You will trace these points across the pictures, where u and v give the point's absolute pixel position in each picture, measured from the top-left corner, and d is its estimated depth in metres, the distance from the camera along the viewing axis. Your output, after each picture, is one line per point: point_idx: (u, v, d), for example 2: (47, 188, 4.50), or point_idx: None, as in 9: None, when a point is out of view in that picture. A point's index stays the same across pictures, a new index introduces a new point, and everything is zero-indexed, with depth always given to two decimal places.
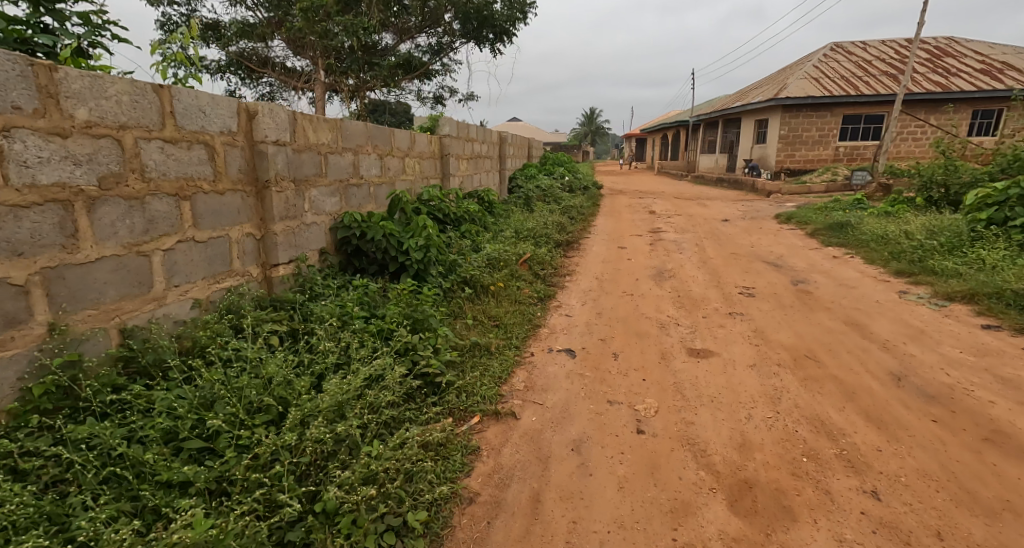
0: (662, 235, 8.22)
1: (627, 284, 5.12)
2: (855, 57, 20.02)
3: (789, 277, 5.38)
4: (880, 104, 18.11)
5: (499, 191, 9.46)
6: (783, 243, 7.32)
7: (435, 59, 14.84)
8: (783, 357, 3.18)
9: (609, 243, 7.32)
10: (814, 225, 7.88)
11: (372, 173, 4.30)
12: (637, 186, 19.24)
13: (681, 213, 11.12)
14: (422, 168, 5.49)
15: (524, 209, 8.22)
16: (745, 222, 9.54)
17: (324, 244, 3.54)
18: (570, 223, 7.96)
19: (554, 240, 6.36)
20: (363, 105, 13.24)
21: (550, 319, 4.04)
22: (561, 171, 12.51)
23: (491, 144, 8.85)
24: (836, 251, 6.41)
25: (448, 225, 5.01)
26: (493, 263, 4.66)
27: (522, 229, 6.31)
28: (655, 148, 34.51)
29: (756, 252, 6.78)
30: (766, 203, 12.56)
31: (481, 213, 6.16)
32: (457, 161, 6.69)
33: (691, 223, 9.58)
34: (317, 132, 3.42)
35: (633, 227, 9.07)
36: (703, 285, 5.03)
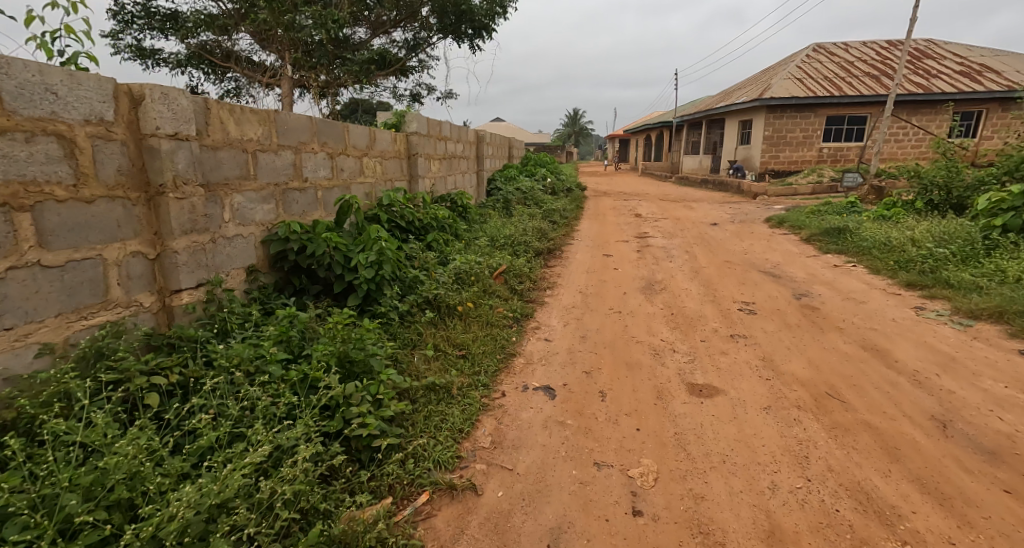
0: (649, 241, 7.73)
1: (614, 299, 4.58)
2: (839, 58, 19.87)
3: (790, 289, 4.90)
4: (863, 105, 17.95)
5: (476, 193, 8.89)
6: (777, 249, 6.87)
7: (411, 54, 14.22)
8: (801, 396, 2.67)
9: (593, 251, 6.79)
10: (809, 229, 7.46)
11: (319, 175, 3.72)
12: (621, 188, 18.83)
13: (667, 216, 10.66)
14: (384, 169, 4.93)
15: (503, 214, 7.66)
16: (735, 226, 9.09)
17: (253, 260, 2.95)
18: (551, 228, 7.41)
19: (534, 248, 5.81)
20: (333, 102, 12.59)
21: (526, 345, 3.49)
22: (543, 172, 11.97)
23: (467, 143, 8.29)
24: (836, 259, 5.97)
25: (411, 233, 4.45)
26: (463, 278, 4.10)
27: (498, 236, 5.74)
28: (639, 149, 34.23)
29: (750, 259, 6.32)
30: (754, 205, 12.17)
31: (453, 218, 5.59)
32: (428, 161, 6.11)
33: (679, 227, 9.11)
34: (241, 125, 2.82)
35: (618, 232, 8.57)
36: (698, 300, 4.52)
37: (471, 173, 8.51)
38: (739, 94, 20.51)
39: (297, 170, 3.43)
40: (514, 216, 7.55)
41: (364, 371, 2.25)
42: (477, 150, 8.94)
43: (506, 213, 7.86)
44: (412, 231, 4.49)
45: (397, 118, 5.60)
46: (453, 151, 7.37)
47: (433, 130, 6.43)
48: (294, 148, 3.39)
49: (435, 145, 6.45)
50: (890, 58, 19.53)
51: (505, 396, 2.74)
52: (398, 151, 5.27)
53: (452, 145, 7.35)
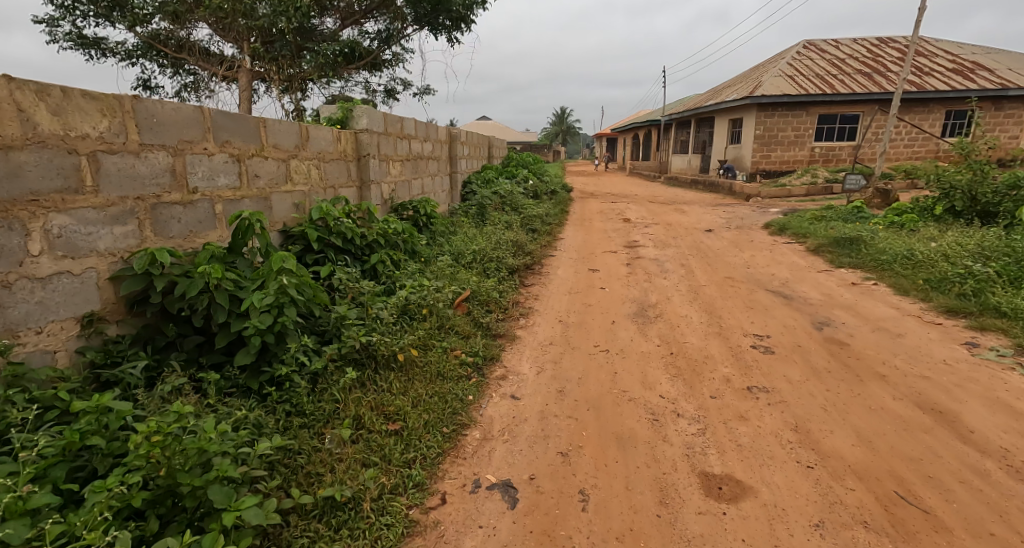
0: (640, 252, 6.97)
1: (600, 334, 3.79)
2: (830, 55, 19.31)
3: (807, 316, 4.14)
4: (855, 104, 17.38)
5: (449, 199, 8.06)
6: (782, 263, 6.12)
7: (384, 47, 13.34)
8: (864, 501, 1.89)
9: (577, 266, 6.01)
10: (815, 238, 6.72)
11: (217, 184, 2.88)
12: (608, 189, 18.13)
13: (659, 221, 9.91)
14: (321, 174, 4.10)
15: (477, 223, 6.86)
16: (732, 234, 8.34)
17: (97, 306, 2.12)
18: (531, 239, 6.61)
19: (508, 265, 5.00)
20: (298, 98, 11.71)
21: (486, 407, 2.70)
22: (525, 173, 11.17)
23: (437, 142, 7.45)
24: (851, 275, 5.23)
25: (350, 254, 3.63)
26: (411, 313, 3.33)
27: (465, 252, 4.93)
28: (626, 149, 33.59)
29: (755, 276, 5.55)
30: (749, 209, 11.44)
31: (411, 231, 4.78)
32: (382, 163, 5.27)
33: (672, 235, 8.35)
34: (63, 117, 2.00)
35: (605, 241, 7.80)
36: (701, 334, 3.73)
37: (442, 176, 7.69)
38: (728, 92, 19.92)
39: (178, 179, 2.59)
40: (489, 225, 6.74)
41: (204, 504, 1.43)
42: (449, 149, 8.11)
43: (479, 221, 7.05)
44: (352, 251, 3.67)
45: (343, 112, 4.72)
46: (417, 150, 6.53)
47: (391, 127, 5.59)
48: (172, 149, 2.54)
49: (392, 144, 5.60)
50: (882, 55, 18.99)
51: (445, 504, 1.97)
52: (341, 152, 4.42)
53: (416, 144, 6.49)
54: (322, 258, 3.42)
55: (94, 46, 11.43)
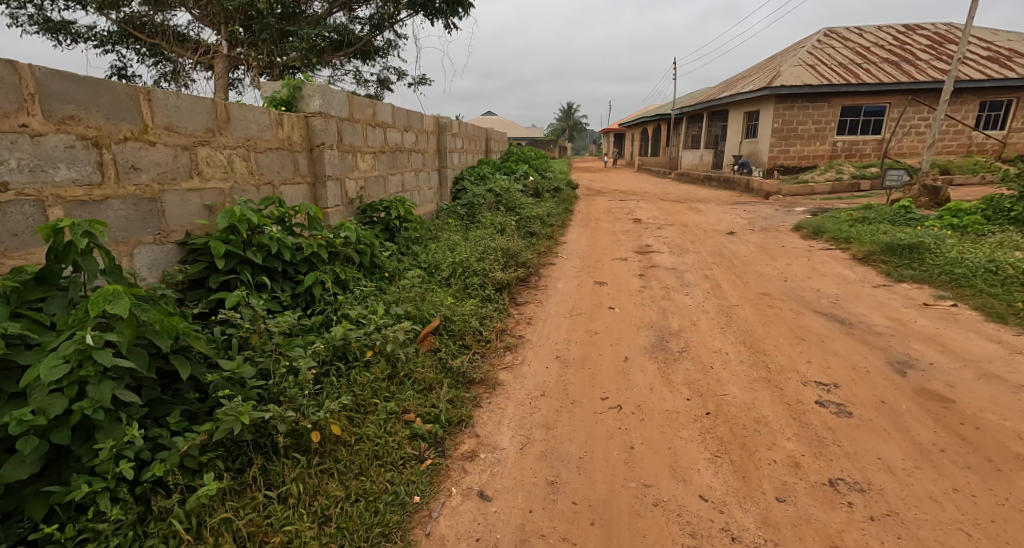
0: (655, 259, 6.06)
1: (608, 381, 2.89)
2: (852, 43, 18.21)
3: (879, 351, 3.20)
4: (882, 95, 16.28)
5: (436, 197, 7.18)
6: (825, 274, 5.18)
7: (376, 33, 12.42)
8: None
9: (580, 280, 5.10)
10: (861, 244, 5.78)
11: (59, 175, 2.03)
12: (617, 186, 17.18)
13: (672, 221, 8.98)
14: (252, 165, 3.20)
15: (464, 226, 5.96)
16: (758, 237, 7.40)
17: None
18: (526, 246, 5.69)
19: (494, 280, 4.11)
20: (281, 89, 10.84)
21: (437, 518, 1.81)
22: (526, 169, 10.26)
23: (420, 132, 6.55)
24: (918, 292, 4.29)
25: (276, 274, 2.73)
26: (350, 357, 2.44)
27: (442, 265, 4.04)
28: (635, 144, 32.55)
29: (796, 292, 4.61)
30: (771, 208, 10.46)
31: (374, 240, 3.89)
32: (343, 155, 4.37)
33: (689, 239, 7.41)
34: None
35: (615, 245, 6.87)
36: (745, 381, 2.81)
37: (426, 172, 6.79)
38: (743, 84, 18.87)
39: None
40: (479, 229, 5.84)
41: None
42: (436, 142, 7.24)
43: (466, 224, 6.17)
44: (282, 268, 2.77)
45: (289, 90, 3.80)
46: (394, 142, 5.65)
47: (356, 113, 4.69)
48: None
49: (358, 133, 4.71)
50: (908, 43, 17.87)
51: None
52: (282, 140, 3.51)
53: (392, 133, 5.59)
54: (232, 280, 2.52)
55: (62, 30, 10.56)
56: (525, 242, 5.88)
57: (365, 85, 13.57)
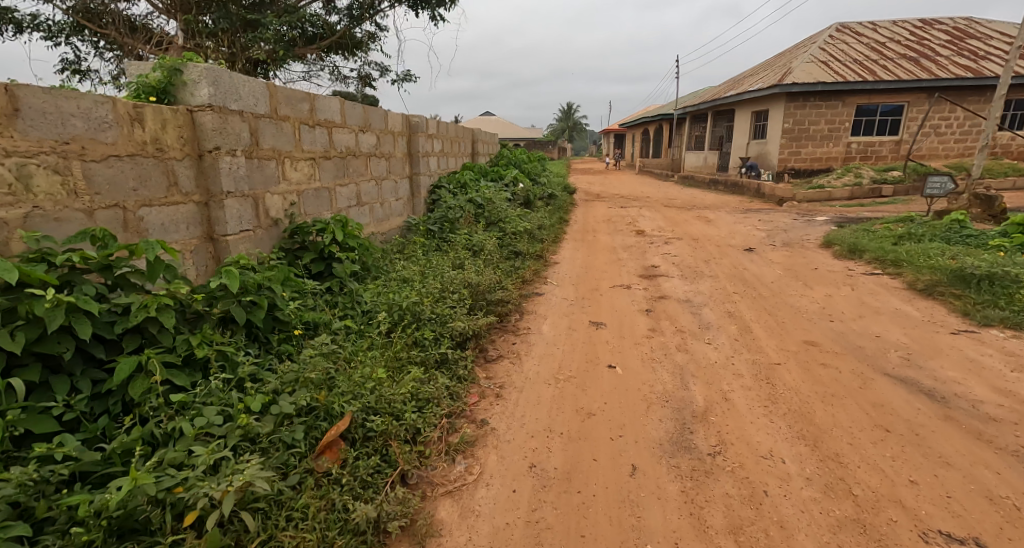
0: (664, 288, 5.02)
1: (608, 524, 1.87)
2: (867, 39, 17.18)
3: (1011, 458, 2.18)
4: (900, 93, 15.24)
5: (404, 209, 6.17)
6: (878, 311, 4.15)
7: (355, 25, 11.39)
8: None
9: (570, 320, 4.07)
10: (916, 270, 4.74)
11: None
12: (617, 190, 16.18)
13: (681, 234, 7.96)
14: (75, 178, 2.17)
15: (429, 248, 4.95)
16: (782, 257, 6.36)
17: None
18: (503, 274, 4.67)
19: (451, 331, 3.10)
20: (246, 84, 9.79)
21: None
22: (517, 174, 9.23)
23: (381, 133, 5.50)
24: (1018, 346, 3.25)
25: (66, 367, 1.68)
26: (158, 529, 1.43)
27: (383, 315, 3.03)
28: (635, 145, 31.55)
29: (850, 340, 3.57)
30: (789, 218, 9.44)
31: (287, 278, 2.86)
32: (256, 162, 3.31)
33: (702, 259, 6.38)
34: None
35: (617, 267, 5.84)
36: (825, 530, 1.81)
37: (389, 180, 5.75)
38: (751, 82, 17.84)
39: None
40: (443, 253, 4.84)
41: None
42: (403, 144, 6.21)
43: (431, 244, 5.17)
44: (83, 347, 1.73)
45: (165, 73, 2.71)
46: (343, 145, 4.62)
47: (280, 108, 3.62)
48: None
49: (284, 134, 3.66)
50: (927, 38, 16.84)
51: None
52: (143, 143, 2.46)
53: (339, 134, 4.53)
54: None
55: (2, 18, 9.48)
56: (500, 267, 4.88)
57: (345, 82, 12.52)
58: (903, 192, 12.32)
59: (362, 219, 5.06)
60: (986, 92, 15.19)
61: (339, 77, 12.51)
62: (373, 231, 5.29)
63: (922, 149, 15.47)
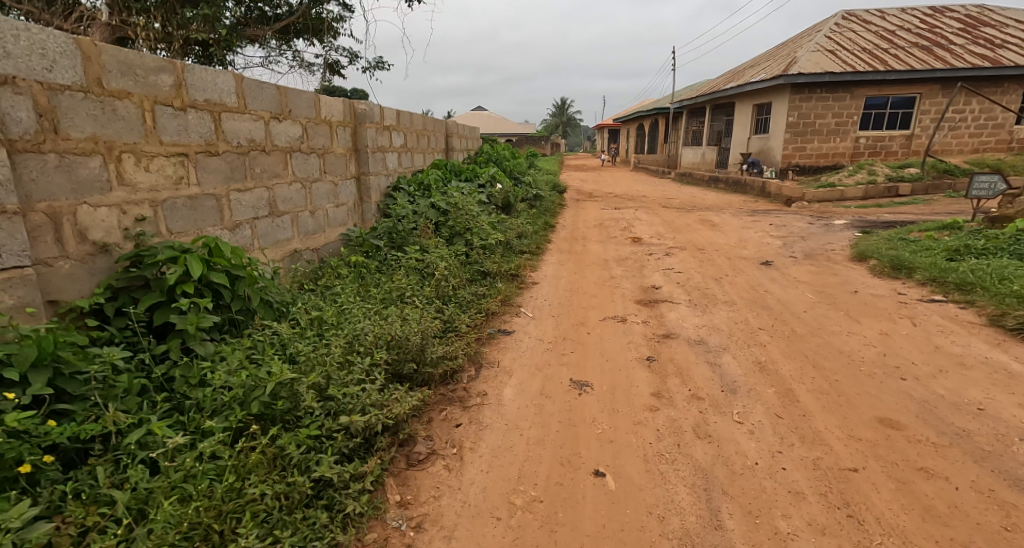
0: (668, 325, 3.93)
1: None
2: (875, 27, 16.17)
3: None
4: (913, 84, 14.22)
5: (347, 216, 5.02)
6: (962, 360, 3.08)
7: (317, 5, 10.15)
8: None
9: (541, 381, 2.96)
10: (996, 301, 3.68)
11: None
12: (611, 189, 15.15)
13: (683, 244, 6.92)
14: None
15: (358, 274, 3.83)
16: (808, 275, 5.29)
17: None
18: (453, 309, 3.55)
19: (345, 431, 1.99)
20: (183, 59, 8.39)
21: None
22: (496, 173, 8.10)
23: (311, 122, 4.34)
24: None
25: None
26: None
27: (234, 415, 1.89)
28: (630, 141, 30.53)
29: (944, 414, 2.48)
30: (803, 223, 8.41)
31: (53, 355, 1.72)
32: (50, 161, 2.19)
33: (712, 278, 5.31)
34: None
35: (608, 292, 4.75)
36: None
37: (323, 181, 4.60)
38: (752, 74, 16.77)
39: None
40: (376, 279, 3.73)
41: None
42: (346, 137, 5.04)
43: (365, 265, 4.04)
44: None
45: None
46: (243, 137, 3.44)
47: (110, 79, 2.44)
48: None
49: (120, 120, 2.50)
50: (938, 27, 15.83)
51: None
52: None
53: (235, 121, 3.34)
54: None
55: None
56: (452, 298, 3.77)
57: (310, 70, 11.30)
58: (921, 192, 11.35)
59: (279, 234, 3.91)
60: (1004, 84, 14.19)
61: (302, 64, 11.29)
62: (298, 249, 4.16)
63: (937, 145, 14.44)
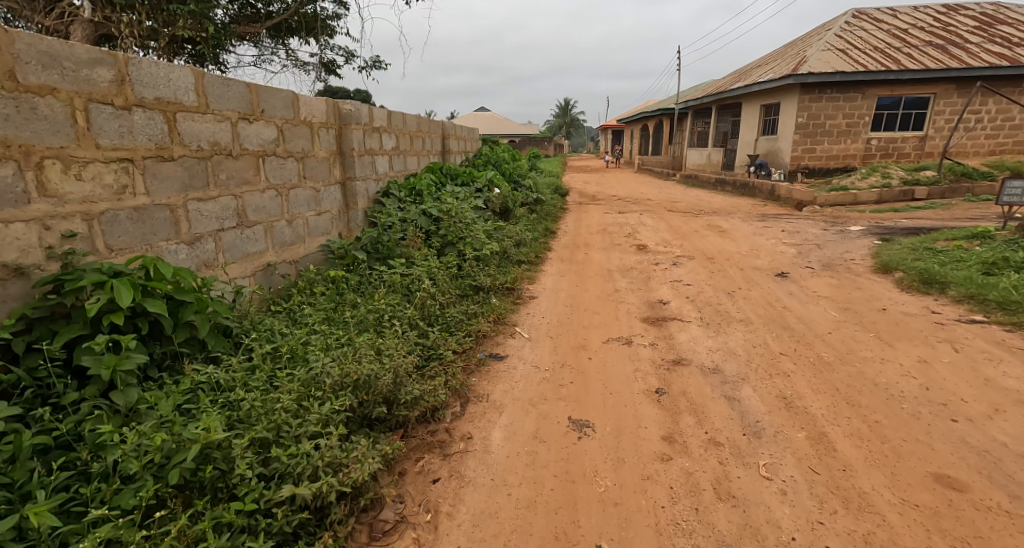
0: (679, 348, 3.56)
1: None
2: (887, 26, 15.74)
3: None
4: (927, 84, 13.79)
5: (330, 226, 4.65)
6: (1017, 396, 2.70)
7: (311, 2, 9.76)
8: None
9: (535, 421, 2.59)
10: None
11: None
12: (615, 191, 14.75)
13: (692, 253, 6.54)
14: None
15: (334, 293, 3.47)
16: (828, 288, 4.91)
17: None
18: (438, 332, 3.19)
19: (287, 505, 1.62)
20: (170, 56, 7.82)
21: None
22: (495, 177, 7.74)
23: (288, 123, 3.97)
24: None
25: None
26: None
27: (145, 488, 1.51)
28: (634, 142, 30.14)
29: (1012, 470, 2.11)
30: (818, 230, 8.02)
31: None
32: None
33: (724, 291, 4.94)
34: None
35: (612, 308, 4.38)
36: None
37: (302, 187, 4.23)
38: (760, 73, 16.36)
39: None
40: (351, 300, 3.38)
41: None
42: (330, 139, 4.67)
43: (343, 281, 3.69)
44: None
45: None
46: (205, 140, 3.08)
47: (28, 71, 2.14)
48: None
49: (42, 120, 2.19)
50: (953, 25, 15.40)
51: None
52: None
53: (194, 121, 2.98)
54: None
55: None
56: (437, 321, 3.41)
57: (304, 70, 10.97)
58: (938, 195, 10.94)
59: (250, 247, 3.54)
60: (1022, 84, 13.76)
61: (296, 63, 10.96)
62: (273, 263, 3.79)
63: (954, 147, 14.02)
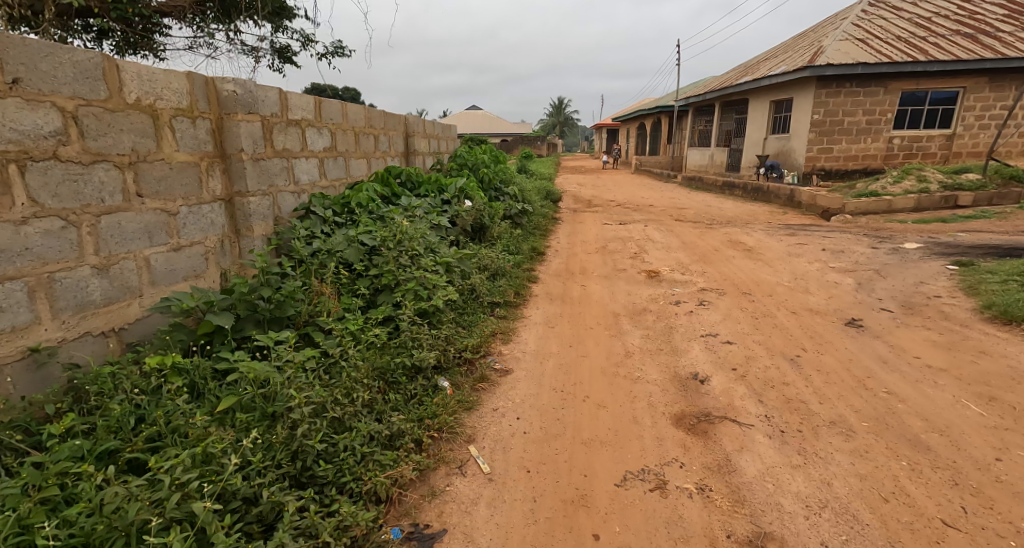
0: (754, 505, 2.02)
1: None
2: (908, 13, 14.33)
3: None
4: (957, 76, 12.36)
5: (197, 266, 3.08)
6: None
7: None
8: None
9: None
10: None
11: None
12: (613, 195, 13.20)
13: (721, 285, 5.02)
14: None
15: (122, 421, 1.88)
16: (932, 351, 3.39)
17: None
18: (293, 518, 1.67)
19: None
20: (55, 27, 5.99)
21: None
22: (468, 184, 6.19)
23: (92, 107, 2.40)
24: None
25: None
26: None
27: None
28: (631, 141, 28.69)
29: None
30: (865, 249, 6.54)
31: None
32: None
33: (782, 356, 3.42)
34: None
35: (624, 399, 2.84)
36: None
37: (133, 212, 2.64)
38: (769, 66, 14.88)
39: None
40: (148, 442, 1.84)
41: None
42: (197, 135, 3.07)
43: (162, 386, 2.11)
44: None
45: None
46: None
47: None
48: None
49: None
50: (980, 13, 14.02)
51: None
52: None
53: None
54: None
55: None
56: (310, 481, 1.88)
57: (252, 55, 9.30)
58: (985, 202, 9.56)
59: None
60: None
61: (242, 49, 9.29)
62: (48, 346, 2.22)
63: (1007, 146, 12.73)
